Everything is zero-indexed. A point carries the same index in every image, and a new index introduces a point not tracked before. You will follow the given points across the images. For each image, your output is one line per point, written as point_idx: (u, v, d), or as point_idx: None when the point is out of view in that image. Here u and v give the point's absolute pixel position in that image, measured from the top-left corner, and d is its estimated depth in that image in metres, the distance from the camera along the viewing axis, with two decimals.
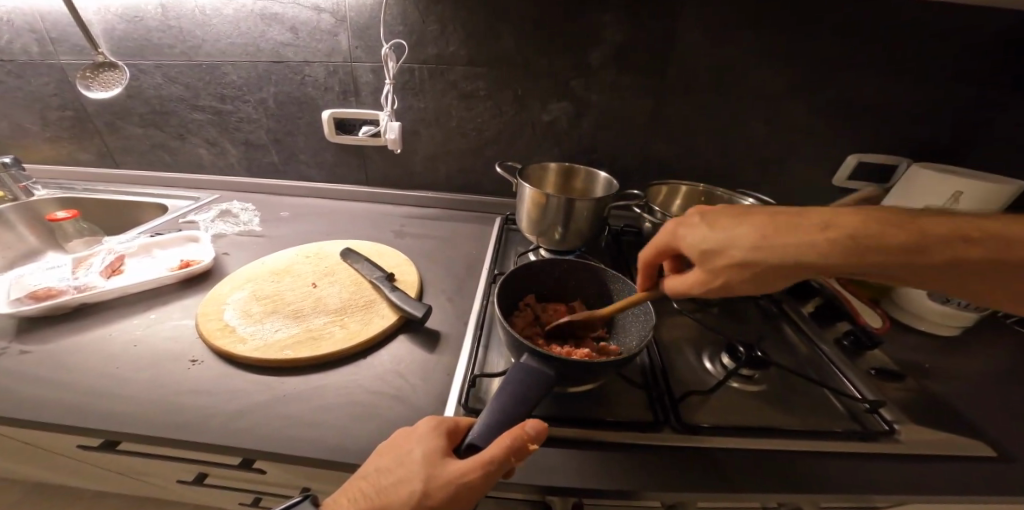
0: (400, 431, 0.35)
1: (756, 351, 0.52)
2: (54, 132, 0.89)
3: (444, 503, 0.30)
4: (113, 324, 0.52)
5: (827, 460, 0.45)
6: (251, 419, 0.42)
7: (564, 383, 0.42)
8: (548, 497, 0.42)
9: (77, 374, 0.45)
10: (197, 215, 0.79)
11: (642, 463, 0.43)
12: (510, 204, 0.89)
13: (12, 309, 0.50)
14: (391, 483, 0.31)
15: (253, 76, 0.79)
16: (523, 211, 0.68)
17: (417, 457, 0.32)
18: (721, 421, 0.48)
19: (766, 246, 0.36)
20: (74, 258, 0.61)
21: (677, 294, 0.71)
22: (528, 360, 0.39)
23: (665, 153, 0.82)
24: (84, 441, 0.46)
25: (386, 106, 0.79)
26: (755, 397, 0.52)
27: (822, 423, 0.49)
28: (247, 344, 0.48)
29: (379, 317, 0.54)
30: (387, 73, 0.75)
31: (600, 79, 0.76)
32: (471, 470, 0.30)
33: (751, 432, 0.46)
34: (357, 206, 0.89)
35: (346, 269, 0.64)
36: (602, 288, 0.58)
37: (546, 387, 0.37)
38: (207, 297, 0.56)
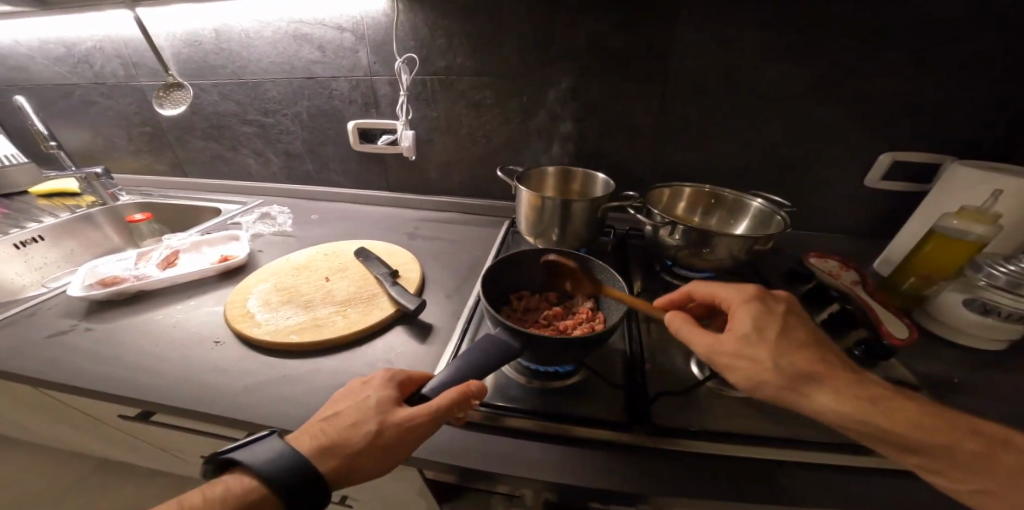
0: (358, 381, 0.41)
1: None
2: (137, 146, 1.04)
3: (394, 442, 0.36)
4: (160, 307, 0.61)
5: (803, 471, 0.44)
6: (253, 396, 0.48)
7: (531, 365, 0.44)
8: (517, 490, 0.45)
9: (126, 350, 0.54)
10: (242, 218, 0.90)
11: (609, 463, 0.44)
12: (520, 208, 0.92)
13: (85, 292, 0.60)
14: (344, 426, 0.37)
15: (289, 92, 0.89)
16: (522, 213, 0.70)
17: (371, 404, 0.38)
18: (699, 424, 0.47)
19: (783, 356, 0.39)
20: (138, 252, 0.71)
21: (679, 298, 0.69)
22: (499, 333, 0.42)
23: (673, 155, 0.81)
24: (126, 411, 0.54)
25: (401, 116, 0.86)
26: (742, 402, 0.50)
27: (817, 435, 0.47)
28: (261, 328, 0.55)
29: (378, 309, 0.60)
30: (401, 85, 0.82)
31: (600, 83, 0.77)
32: (418, 419, 0.36)
33: (729, 437, 0.45)
34: (379, 210, 0.96)
35: (357, 265, 0.70)
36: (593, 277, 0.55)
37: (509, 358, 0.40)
38: (237, 287, 0.64)
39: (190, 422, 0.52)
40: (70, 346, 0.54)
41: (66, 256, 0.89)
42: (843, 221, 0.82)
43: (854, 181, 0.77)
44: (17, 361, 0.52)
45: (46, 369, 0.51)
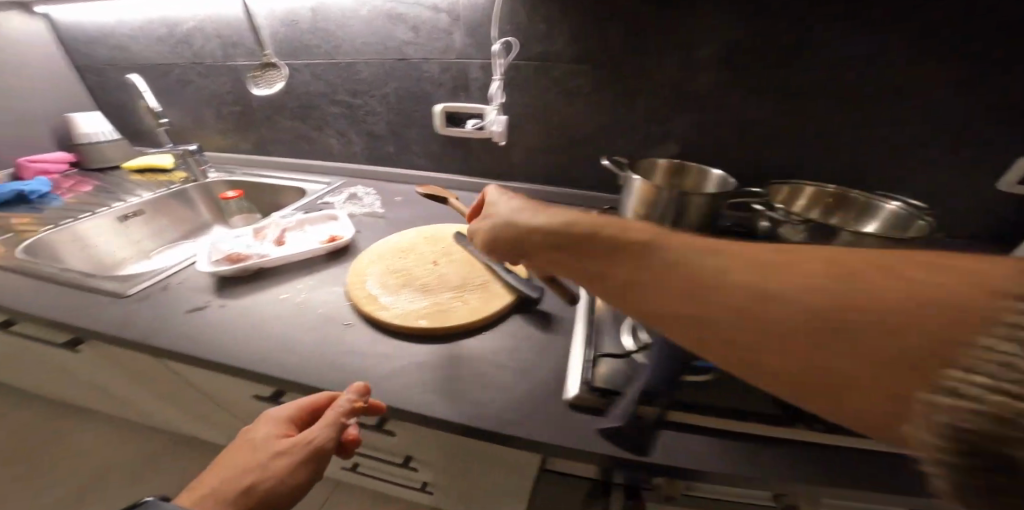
0: (287, 438, 0.43)
1: None
2: (225, 125, 1.06)
3: (240, 492, 0.38)
4: (275, 286, 0.62)
5: None
6: (386, 381, 0.48)
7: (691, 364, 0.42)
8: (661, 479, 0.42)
9: (253, 326, 0.55)
10: (332, 197, 0.90)
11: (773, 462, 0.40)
12: (606, 198, 0.89)
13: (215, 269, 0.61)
14: (271, 487, 0.39)
15: (380, 73, 0.88)
16: (633, 203, 0.68)
17: (296, 464, 0.41)
18: None
19: (693, 283, 0.29)
20: (253, 228, 0.71)
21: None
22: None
23: (780, 150, 0.76)
24: (258, 391, 0.58)
25: (492, 102, 0.82)
26: None
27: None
28: (388, 311, 0.55)
29: (497, 296, 0.59)
30: (495, 70, 0.78)
31: (707, 72, 0.73)
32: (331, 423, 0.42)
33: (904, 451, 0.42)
34: (461, 194, 0.95)
35: (460, 250, 0.69)
36: None
37: None
38: (351, 269, 0.64)
39: (324, 405, 0.55)
40: (201, 321, 0.55)
41: (161, 230, 0.94)
42: (972, 228, 0.75)
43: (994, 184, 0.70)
44: (149, 330, 0.54)
45: (176, 341, 0.52)
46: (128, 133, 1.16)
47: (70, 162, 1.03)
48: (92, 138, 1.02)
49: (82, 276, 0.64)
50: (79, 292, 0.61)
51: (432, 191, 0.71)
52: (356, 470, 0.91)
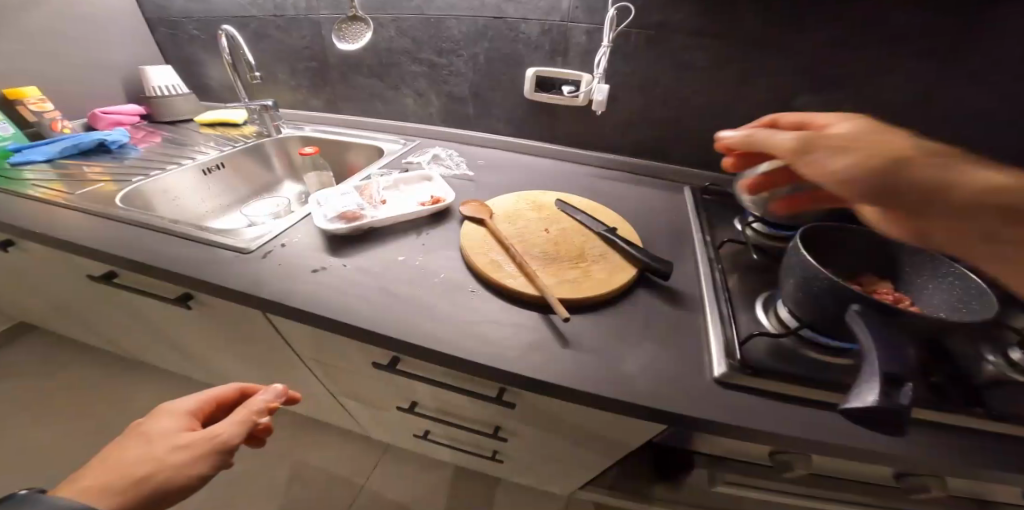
0: (181, 430, 0.39)
1: None
2: (298, 81, 1.02)
3: (134, 480, 0.34)
4: (388, 248, 0.60)
5: None
6: (529, 354, 0.45)
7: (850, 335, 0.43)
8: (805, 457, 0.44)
9: (381, 289, 0.52)
10: (415, 157, 0.88)
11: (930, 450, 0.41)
12: (699, 172, 0.86)
13: (334, 226, 0.59)
14: (166, 474, 0.35)
15: (472, 32, 0.83)
16: (758, 179, 0.64)
17: (199, 449, 0.37)
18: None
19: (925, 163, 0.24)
20: (356, 187, 0.69)
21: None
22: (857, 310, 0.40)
23: (908, 139, 0.71)
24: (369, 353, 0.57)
25: (596, 69, 0.77)
26: None
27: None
28: (518, 280, 0.52)
29: (621, 267, 0.57)
30: (606, 36, 0.73)
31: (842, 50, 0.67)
32: (237, 416, 0.40)
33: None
34: (543, 161, 0.92)
35: (568, 219, 0.67)
36: (888, 255, 0.50)
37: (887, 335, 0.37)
38: (464, 233, 0.61)
39: (442, 372, 0.54)
40: (323, 280, 0.54)
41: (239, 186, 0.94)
42: None
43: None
44: (273, 286, 0.52)
45: (299, 299, 0.51)
46: (193, 85, 1.13)
47: (140, 114, 1.01)
48: (163, 92, 0.99)
49: (189, 230, 0.62)
50: (190, 246, 0.60)
51: (473, 210, 0.65)
52: (423, 438, 0.89)
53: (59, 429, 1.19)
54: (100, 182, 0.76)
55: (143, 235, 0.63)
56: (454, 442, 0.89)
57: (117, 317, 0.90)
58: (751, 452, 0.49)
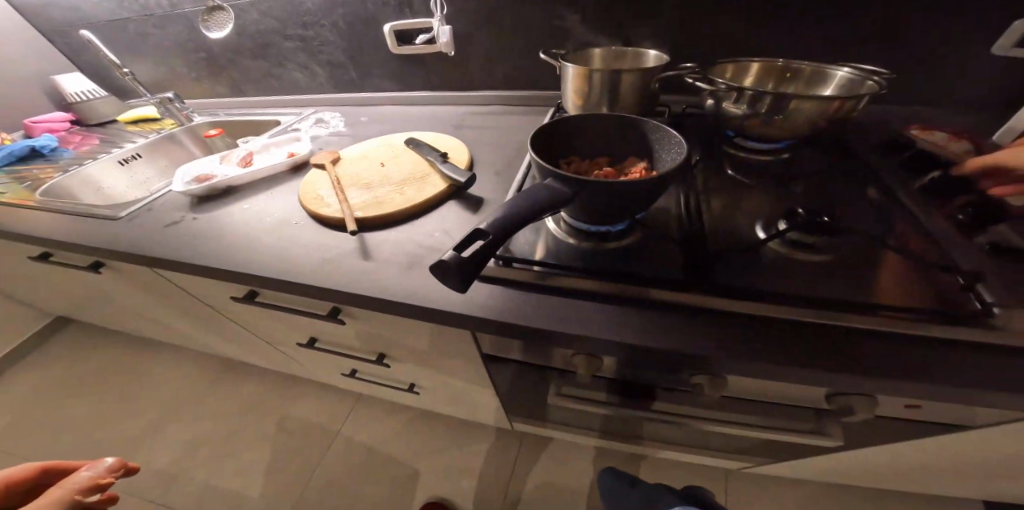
0: None
1: (821, 217, 0.50)
2: (199, 73, 1.10)
3: None
4: (242, 200, 0.68)
5: (871, 338, 0.42)
6: (323, 266, 0.55)
7: (582, 212, 0.46)
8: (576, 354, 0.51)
9: (220, 232, 0.63)
10: (301, 124, 0.95)
11: (651, 317, 0.46)
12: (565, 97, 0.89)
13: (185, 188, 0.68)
14: None
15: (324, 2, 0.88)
16: (567, 90, 0.67)
17: None
18: (758, 284, 0.46)
19: None
20: (222, 155, 0.78)
21: (733, 167, 0.67)
22: (550, 183, 0.41)
23: (735, 32, 0.72)
24: (236, 292, 0.69)
25: (437, 12, 0.82)
26: (809, 262, 0.49)
27: (896, 296, 0.45)
28: (330, 208, 0.61)
29: (432, 186, 0.63)
30: None
31: None
32: (57, 497, 0.47)
33: (789, 299, 0.44)
34: (423, 108, 0.97)
35: (409, 153, 0.73)
36: (641, 139, 0.53)
37: (560, 203, 0.40)
38: (306, 177, 0.69)
39: (288, 298, 0.64)
40: (184, 233, 0.63)
41: (163, 170, 1.04)
42: (945, 92, 0.70)
43: (974, 39, 0.64)
44: (142, 240, 0.63)
45: (159, 247, 0.61)
46: (119, 91, 1.23)
47: (72, 121, 1.11)
48: (81, 97, 1.09)
49: (89, 210, 0.73)
50: (88, 221, 0.71)
51: (324, 156, 0.73)
52: (352, 376, 1.02)
53: (84, 408, 1.41)
54: (34, 181, 0.88)
55: (54, 217, 0.74)
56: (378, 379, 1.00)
57: (91, 299, 1.05)
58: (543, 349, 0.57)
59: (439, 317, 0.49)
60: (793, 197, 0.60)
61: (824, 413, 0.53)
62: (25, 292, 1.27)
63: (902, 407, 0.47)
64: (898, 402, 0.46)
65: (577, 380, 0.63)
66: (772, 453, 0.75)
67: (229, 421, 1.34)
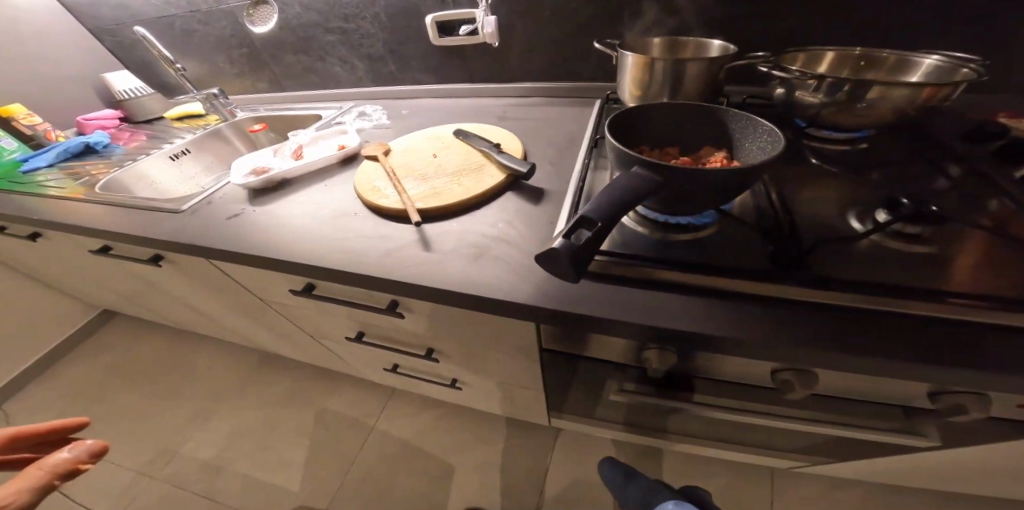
0: None
1: (929, 208, 0.47)
2: (240, 68, 1.12)
3: None
4: (299, 194, 0.69)
5: (982, 334, 0.39)
6: (388, 258, 0.54)
7: (665, 202, 0.44)
8: (650, 350, 0.50)
9: (280, 225, 0.63)
10: (343, 117, 0.96)
11: (735, 310, 0.44)
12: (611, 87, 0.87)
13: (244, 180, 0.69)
14: None
15: None
16: (626, 79, 0.65)
17: None
18: (851, 277, 0.44)
19: None
20: (274, 148, 0.79)
21: (820, 157, 0.63)
22: (639, 171, 0.40)
23: (797, 16, 0.69)
24: (292, 285, 0.69)
25: (481, 2, 0.81)
26: (904, 254, 0.46)
27: (1008, 289, 0.41)
28: (389, 200, 0.60)
29: (489, 177, 0.63)
30: None
31: None
32: (32, 485, 0.38)
33: (894, 291, 0.41)
34: (463, 101, 0.96)
35: (460, 144, 0.72)
36: (718, 126, 0.51)
37: (655, 190, 0.38)
38: (360, 170, 0.69)
39: (346, 290, 0.65)
40: (246, 226, 0.64)
41: (209, 166, 1.06)
42: None
43: None
44: (204, 233, 0.64)
45: (222, 240, 0.62)
46: (163, 88, 1.26)
47: (120, 118, 1.14)
48: (130, 95, 1.12)
49: (150, 203, 0.75)
50: (151, 214, 0.72)
51: (374, 148, 0.73)
52: (393, 370, 1.02)
53: (132, 397, 1.46)
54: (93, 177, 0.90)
55: (115, 211, 0.76)
56: (418, 371, 1.00)
57: (141, 291, 1.09)
58: (609, 343, 0.55)
59: (509, 310, 0.48)
60: (873, 185, 0.57)
61: (915, 410, 0.50)
62: (76, 286, 1.32)
63: (1010, 408, 0.44)
64: (1008, 402, 0.44)
65: (637, 375, 0.61)
66: (837, 452, 0.72)
67: (268, 413, 1.38)
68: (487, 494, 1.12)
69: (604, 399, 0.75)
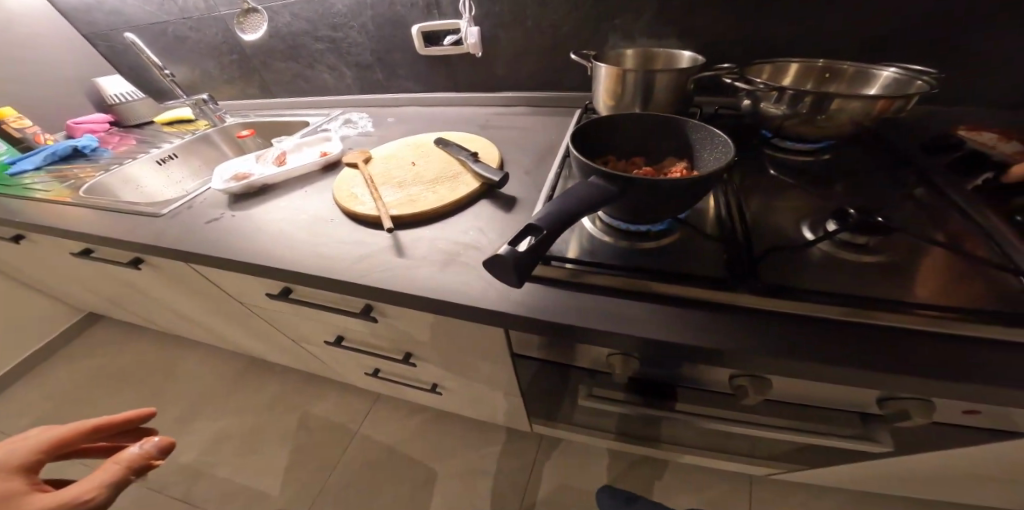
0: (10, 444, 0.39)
1: (874, 218, 0.48)
2: (231, 75, 1.13)
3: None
4: (279, 199, 0.70)
5: (925, 341, 0.40)
6: (360, 263, 0.55)
7: (624, 210, 0.46)
8: (612, 355, 0.51)
9: (257, 230, 0.64)
10: (329, 124, 0.97)
11: (691, 317, 0.45)
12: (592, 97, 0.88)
13: (224, 186, 0.70)
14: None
15: (353, 4, 0.89)
16: (599, 89, 0.67)
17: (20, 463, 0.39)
18: (804, 285, 0.45)
19: None
20: (257, 154, 0.80)
21: (780, 168, 0.65)
22: (596, 180, 0.41)
23: (768, 32, 0.71)
24: (270, 289, 0.70)
25: (464, 13, 0.83)
26: (857, 263, 0.47)
27: (953, 299, 0.43)
28: (364, 207, 0.61)
29: (464, 185, 0.64)
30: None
31: None
32: (105, 480, 0.38)
33: (842, 298, 0.43)
34: (448, 109, 0.98)
35: (439, 152, 0.74)
36: (680, 137, 0.53)
37: (608, 200, 0.39)
38: (339, 176, 0.70)
39: (322, 295, 0.65)
40: (226, 230, 0.65)
41: (196, 171, 1.07)
42: (991, 90, 0.67)
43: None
44: (182, 237, 0.65)
45: (199, 245, 0.63)
46: (156, 93, 1.27)
47: (110, 122, 1.15)
48: (121, 100, 1.13)
49: (133, 206, 0.75)
50: (134, 217, 0.73)
51: (355, 155, 0.74)
52: (375, 375, 1.03)
53: (116, 401, 1.45)
54: (80, 180, 0.91)
55: (99, 214, 0.76)
56: (400, 377, 1.01)
57: (125, 294, 1.09)
58: (577, 349, 0.56)
59: (474, 315, 0.49)
60: (835, 196, 0.59)
61: (870, 416, 0.52)
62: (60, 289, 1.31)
63: (957, 413, 0.46)
64: (954, 407, 0.45)
65: (607, 381, 0.62)
66: (804, 458, 0.73)
67: (253, 418, 1.37)
68: (469, 501, 1.12)
69: (578, 404, 0.76)
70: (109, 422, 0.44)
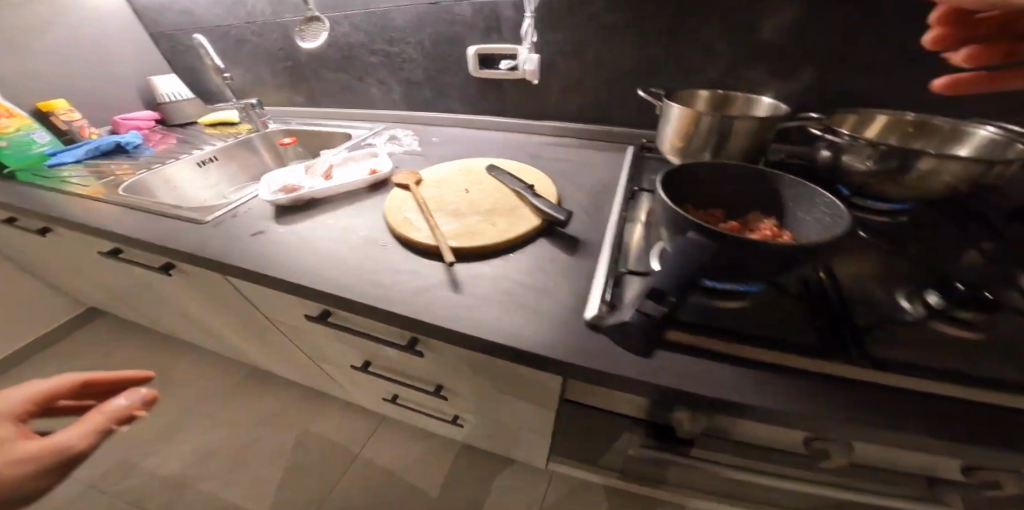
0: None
1: (987, 294, 0.44)
2: (279, 81, 1.14)
3: None
4: (323, 216, 0.67)
5: None
6: (417, 295, 0.51)
7: (720, 267, 0.41)
8: (680, 414, 0.42)
9: (303, 247, 0.61)
10: (374, 139, 0.95)
11: (802, 391, 0.39)
12: (646, 135, 0.86)
13: (273, 197, 0.67)
14: None
15: (414, 20, 0.89)
16: (669, 130, 0.64)
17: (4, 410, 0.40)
18: (918, 361, 0.40)
19: None
20: (305, 165, 0.78)
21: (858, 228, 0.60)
22: (694, 237, 0.39)
23: (849, 83, 0.68)
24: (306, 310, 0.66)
25: (526, 39, 0.80)
26: (971, 343, 0.42)
27: None
28: (420, 234, 0.58)
29: (524, 220, 0.60)
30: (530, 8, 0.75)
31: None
32: (88, 432, 0.38)
33: (963, 381, 0.38)
34: (493, 134, 0.96)
35: (492, 180, 0.71)
36: (772, 191, 0.49)
37: (707, 258, 0.38)
38: (390, 198, 0.67)
39: (364, 322, 0.61)
40: (265, 244, 0.62)
41: (232, 176, 1.06)
42: None
43: None
44: (223, 247, 0.62)
45: (241, 258, 0.60)
46: (203, 94, 1.28)
47: (155, 119, 1.15)
48: (171, 98, 1.14)
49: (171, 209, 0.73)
50: (171, 221, 0.71)
51: (404, 176, 0.72)
52: (392, 401, 0.98)
53: None
54: (119, 177, 0.90)
55: (136, 214, 0.74)
56: (419, 405, 0.96)
57: (141, 293, 1.05)
58: (633, 409, 0.51)
59: (532, 364, 0.45)
60: (926, 262, 0.54)
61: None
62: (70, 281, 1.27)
63: None
64: None
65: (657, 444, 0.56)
66: None
67: (255, 429, 1.32)
68: None
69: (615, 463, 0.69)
70: (101, 378, 0.46)
